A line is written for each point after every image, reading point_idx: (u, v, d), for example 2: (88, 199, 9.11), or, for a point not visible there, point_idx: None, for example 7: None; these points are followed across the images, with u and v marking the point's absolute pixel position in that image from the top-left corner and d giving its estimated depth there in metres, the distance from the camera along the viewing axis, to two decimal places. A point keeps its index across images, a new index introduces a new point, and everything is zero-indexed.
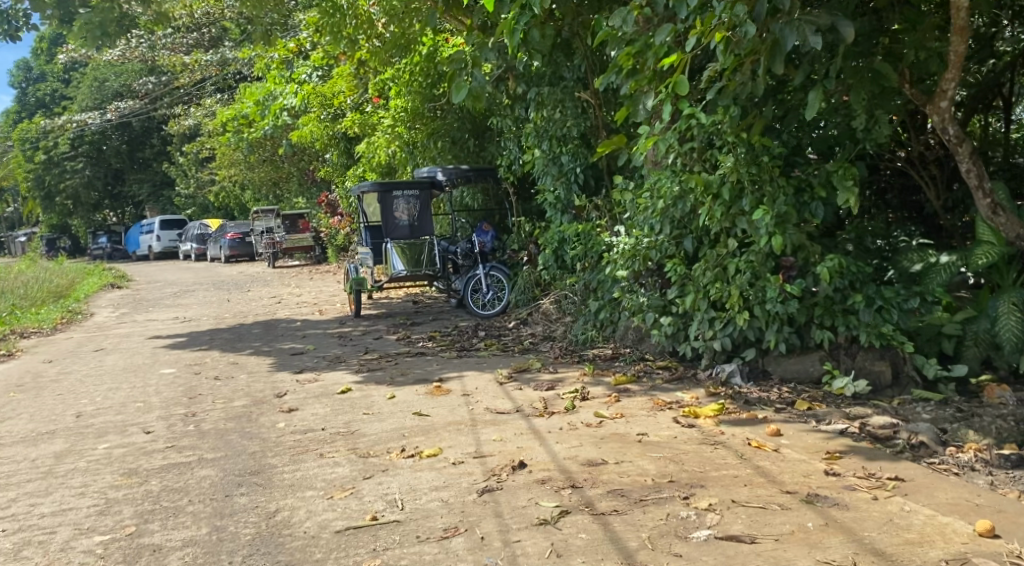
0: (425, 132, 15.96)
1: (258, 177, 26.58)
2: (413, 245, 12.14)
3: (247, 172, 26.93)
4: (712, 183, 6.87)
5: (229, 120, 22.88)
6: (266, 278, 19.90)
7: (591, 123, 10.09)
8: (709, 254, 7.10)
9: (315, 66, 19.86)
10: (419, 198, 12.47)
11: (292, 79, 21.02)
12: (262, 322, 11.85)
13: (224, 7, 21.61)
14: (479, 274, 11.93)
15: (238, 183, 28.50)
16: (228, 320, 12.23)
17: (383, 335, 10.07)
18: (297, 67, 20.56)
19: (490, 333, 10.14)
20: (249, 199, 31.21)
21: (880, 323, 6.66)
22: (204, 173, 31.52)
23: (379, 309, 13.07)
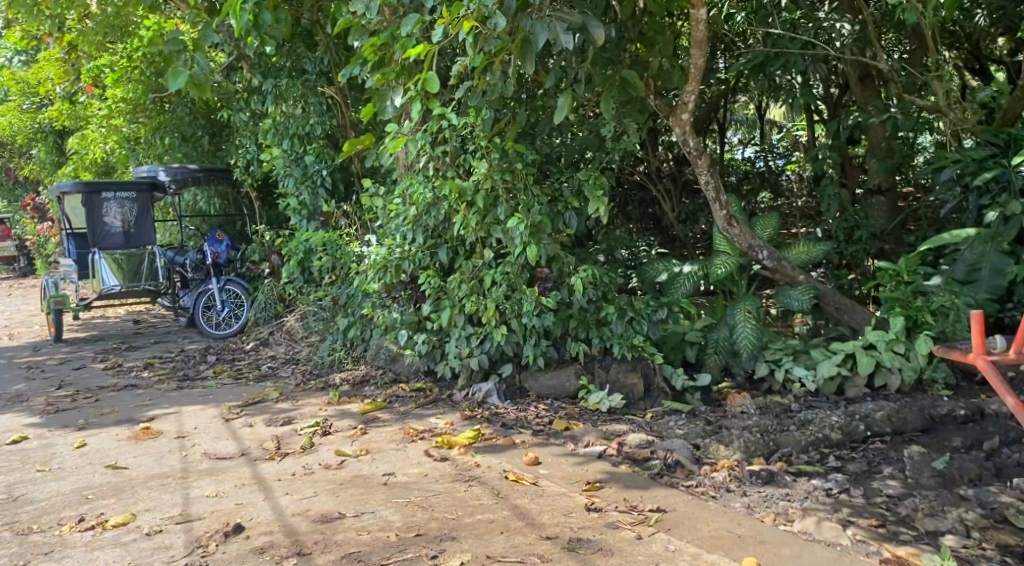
0: (153, 125, 14.53)
1: None
2: (125, 257, 10.72)
3: None
4: (468, 189, 6.32)
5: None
6: None
7: (335, 121, 9.28)
8: (465, 266, 6.56)
9: (17, 50, 17.59)
10: (136, 201, 11.01)
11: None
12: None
13: None
14: (212, 289, 10.76)
15: None
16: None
17: (85, 366, 8.87)
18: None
19: (222, 357, 9.01)
20: None
21: (631, 335, 6.32)
22: None
23: (90, 333, 11.64)
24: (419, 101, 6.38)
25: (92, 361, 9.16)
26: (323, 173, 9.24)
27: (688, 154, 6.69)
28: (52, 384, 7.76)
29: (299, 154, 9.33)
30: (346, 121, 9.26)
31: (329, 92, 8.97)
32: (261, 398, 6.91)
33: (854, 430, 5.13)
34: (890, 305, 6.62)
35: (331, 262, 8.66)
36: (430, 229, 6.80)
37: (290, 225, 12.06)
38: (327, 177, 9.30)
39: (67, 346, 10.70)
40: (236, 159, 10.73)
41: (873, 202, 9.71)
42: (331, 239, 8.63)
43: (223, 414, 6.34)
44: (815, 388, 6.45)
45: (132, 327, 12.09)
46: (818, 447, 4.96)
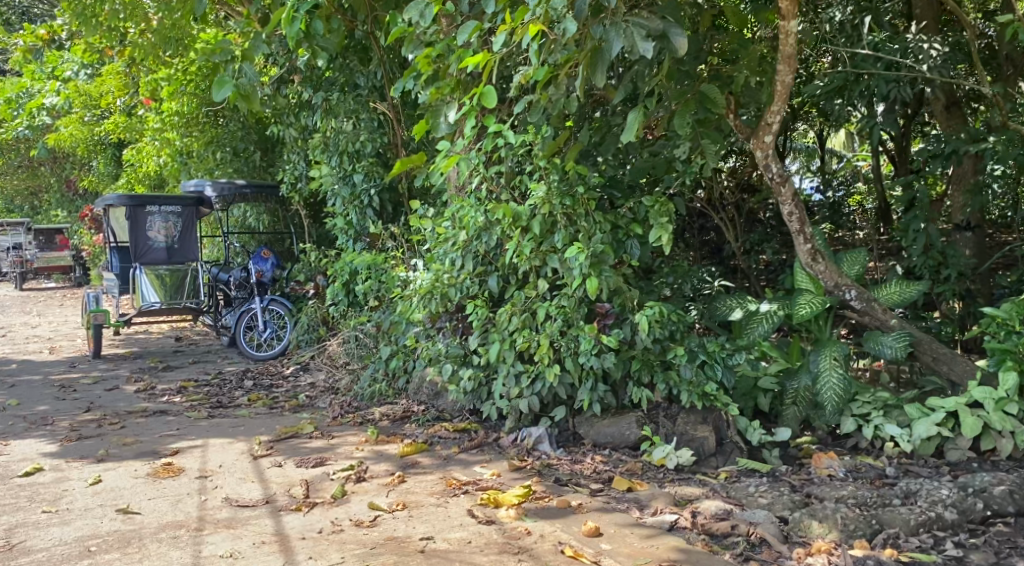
0: (206, 140, 14.32)
1: None
2: (167, 274, 10.42)
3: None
4: (523, 214, 5.73)
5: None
6: (6, 304, 17.36)
7: (386, 138, 8.82)
8: (516, 297, 5.97)
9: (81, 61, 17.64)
10: (181, 215, 10.73)
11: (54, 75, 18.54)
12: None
13: None
14: (255, 310, 10.34)
15: None
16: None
17: (118, 389, 8.47)
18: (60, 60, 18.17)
19: (259, 382, 8.55)
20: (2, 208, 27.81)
21: (701, 381, 5.62)
22: None
23: (129, 352, 11.30)
24: (474, 116, 5.84)
25: (125, 384, 8.79)
26: (372, 193, 8.75)
27: (770, 181, 6.04)
28: (78, 410, 7.37)
29: (348, 172, 8.87)
30: (398, 138, 8.79)
31: (381, 107, 8.51)
32: (294, 433, 6.37)
33: (971, 508, 4.57)
34: (1000, 358, 5.87)
35: (376, 286, 8.16)
36: (479, 254, 6.23)
37: (336, 246, 11.60)
38: (375, 197, 8.80)
39: (103, 365, 10.38)
40: (283, 175, 10.30)
41: (960, 238, 8.93)
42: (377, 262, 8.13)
43: (249, 453, 5.85)
44: (911, 449, 5.76)
45: (172, 346, 11.75)
46: (929, 529, 4.36)
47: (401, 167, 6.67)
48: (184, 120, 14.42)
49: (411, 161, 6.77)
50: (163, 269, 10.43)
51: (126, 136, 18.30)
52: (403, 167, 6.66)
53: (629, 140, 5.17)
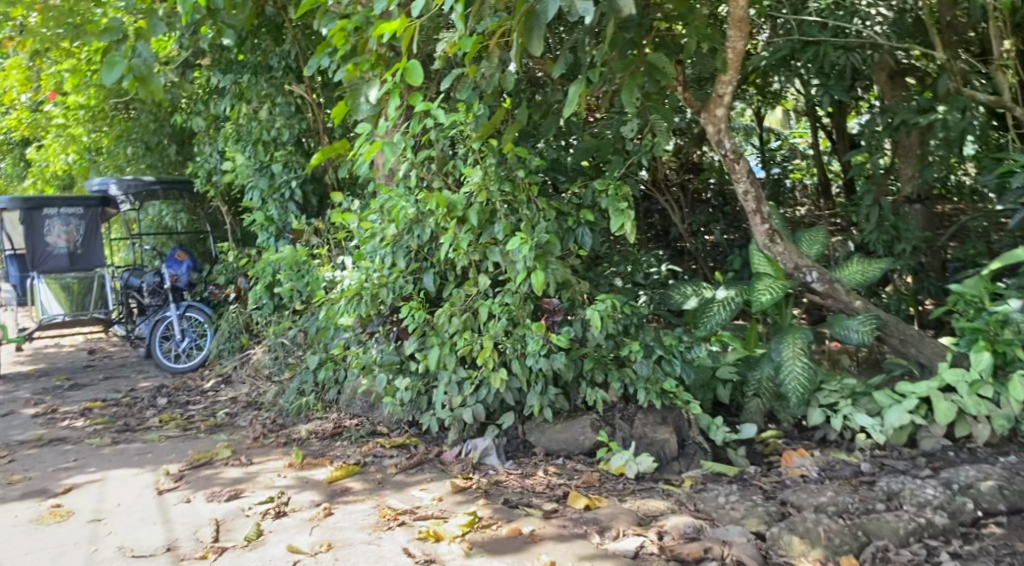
0: (116, 135, 13.35)
1: None
2: (70, 280, 9.78)
3: None
4: (461, 203, 5.13)
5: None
6: None
7: (305, 124, 8.08)
8: (455, 295, 5.38)
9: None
10: (83, 217, 9.90)
11: None
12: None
13: None
14: (171, 318, 9.57)
15: None
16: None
17: (17, 417, 7.70)
18: None
19: (175, 399, 7.82)
20: None
21: (659, 378, 5.09)
22: None
23: (37, 370, 10.45)
24: (397, 94, 5.23)
25: (24, 411, 8.01)
26: (292, 185, 8.02)
27: (723, 158, 5.52)
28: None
29: (266, 164, 8.13)
30: (317, 124, 8.08)
31: (296, 90, 7.80)
32: (208, 459, 5.74)
33: (961, 510, 4.13)
34: (971, 338, 5.43)
35: (298, 288, 7.45)
36: (412, 249, 5.61)
37: (258, 245, 10.72)
38: (297, 189, 8.07)
39: (5, 388, 9.53)
40: (194, 170, 9.56)
41: (908, 211, 8.52)
42: (297, 261, 7.44)
43: (155, 489, 5.20)
44: (884, 440, 5.28)
45: (83, 362, 10.89)
46: (920, 538, 3.91)
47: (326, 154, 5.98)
48: (92, 115, 13.57)
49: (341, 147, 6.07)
50: (69, 276, 9.81)
51: (33, 136, 17.17)
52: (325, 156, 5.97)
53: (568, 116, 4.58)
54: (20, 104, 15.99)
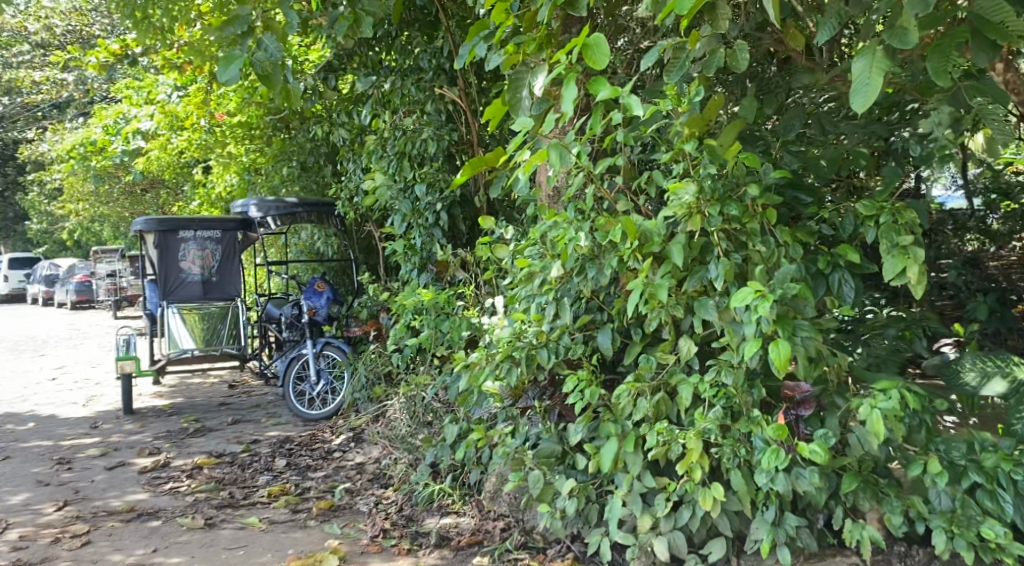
0: (272, 154, 12.55)
1: (113, 213, 22.98)
2: (208, 311, 9.16)
3: (99, 207, 23.29)
4: (660, 234, 3.47)
5: (71, 148, 19.19)
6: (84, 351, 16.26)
7: (457, 135, 6.60)
8: (645, 367, 3.70)
9: (166, 82, 16.44)
10: (219, 241, 9.50)
11: (149, 100, 17.49)
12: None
13: (66, 14, 18.21)
14: (307, 356, 8.52)
15: (93, 219, 24.79)
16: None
17: (126, 477, 6.68)
18: (150, 82, 17.06)
19: (295, 462, 6.58)
20: (109, 239, 27.45)
21: (971, 518, 3.23)
22: (57, 208, 27.63)
23: (173, 410, 9.62)
24: (573, 81, 3.55)
25: (135, 466, 7.02)
26: (438, 209, 6.53)
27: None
28: (46, 520, 5.61)
29: (409, 184, 6.75)
30: (472, 134, 6.62)
31: (446, 94, 6.38)
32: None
33: None
34: None
35: (437, 336, 5.98)
36: (582, 296, 4.01)
37: (404, 275, 9.44)
38: (444, 213, 6.60)
39: (132, 430, 8.71)
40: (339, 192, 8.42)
41: None
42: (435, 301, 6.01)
43: None
44: None
45: (218, 401, 10.01)
46: None
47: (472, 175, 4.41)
48: (251, 133, 12.88)
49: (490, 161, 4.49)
50: (210, 307, 9.20)
51: (205, 158, 16.90)
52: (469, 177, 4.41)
53: (863, 110, 2.94)
54: (190, 124, 15.66)
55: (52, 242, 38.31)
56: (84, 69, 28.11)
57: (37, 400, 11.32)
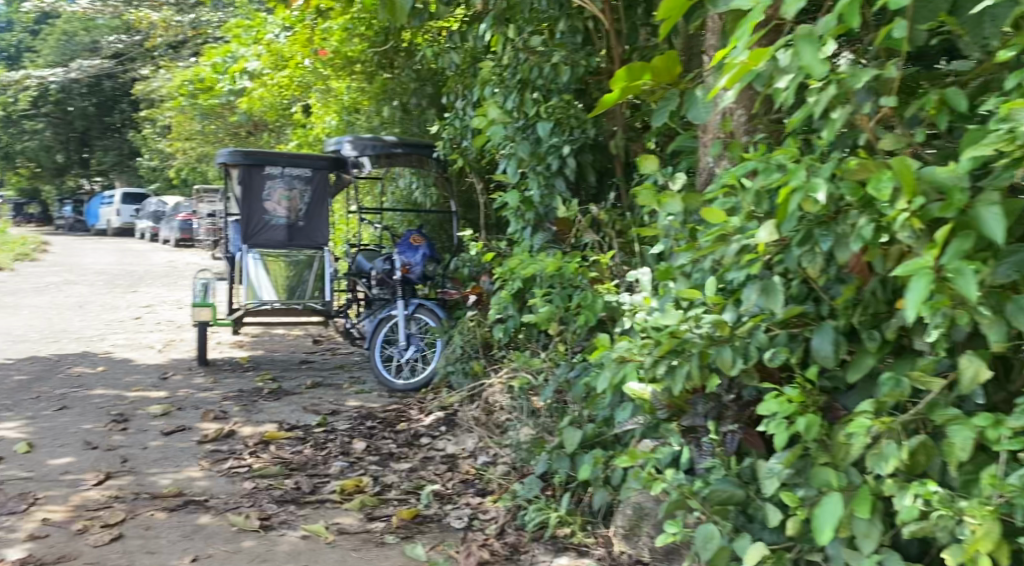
0: (374, 94, 11.48)
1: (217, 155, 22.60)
2: (295, 258, 8.41)
3: (204, 148, 22.96)
4: (963, 187, 2.25)
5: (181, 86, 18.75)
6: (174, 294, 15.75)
7: (596, 61, 5.30)
8: (901, 389, 2.52)
9: (275, 20, 15.65)
10: (309, 181, 8.53)
11: (256, 39, 16.75)
12: (37, 395, 7.49)
13: None
14: (398, 319, 7.63)
15: (197, 160, 24.53)
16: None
17: (183, 447, 5.75)
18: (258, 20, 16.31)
19: (376, 447, 5.55)
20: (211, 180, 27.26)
21: None
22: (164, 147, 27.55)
23: (251, 365, 8.82)
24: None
25: (196, 433, 6.11)
26: (565, 152, 5.27)
27: None
28: (82, 498, 4.70)
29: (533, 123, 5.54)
30: (615, 62, 5.32)
31: (586, 6, 5.09)
32: None
33: None
34: None
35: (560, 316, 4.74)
36: (794, 276, 2.79)
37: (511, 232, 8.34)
38: (571, 158, 5.33)
39: (203, 385, 7.87)
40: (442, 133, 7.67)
41: None
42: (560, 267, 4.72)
43: None
44: None
45: (299, 360, 9.13)
46: None
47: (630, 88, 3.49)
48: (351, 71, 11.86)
49: (657, 69, 3.55)
50: (298, 255, 8.43)
51: (308, 100, 16.05)
52: (623, 90, 3.48)
53: None
54: (293, 62, 14.79)
55: (160, 180, 38.69)
56: (198, 9, 27.76)
57: (114, 340, 10.68)
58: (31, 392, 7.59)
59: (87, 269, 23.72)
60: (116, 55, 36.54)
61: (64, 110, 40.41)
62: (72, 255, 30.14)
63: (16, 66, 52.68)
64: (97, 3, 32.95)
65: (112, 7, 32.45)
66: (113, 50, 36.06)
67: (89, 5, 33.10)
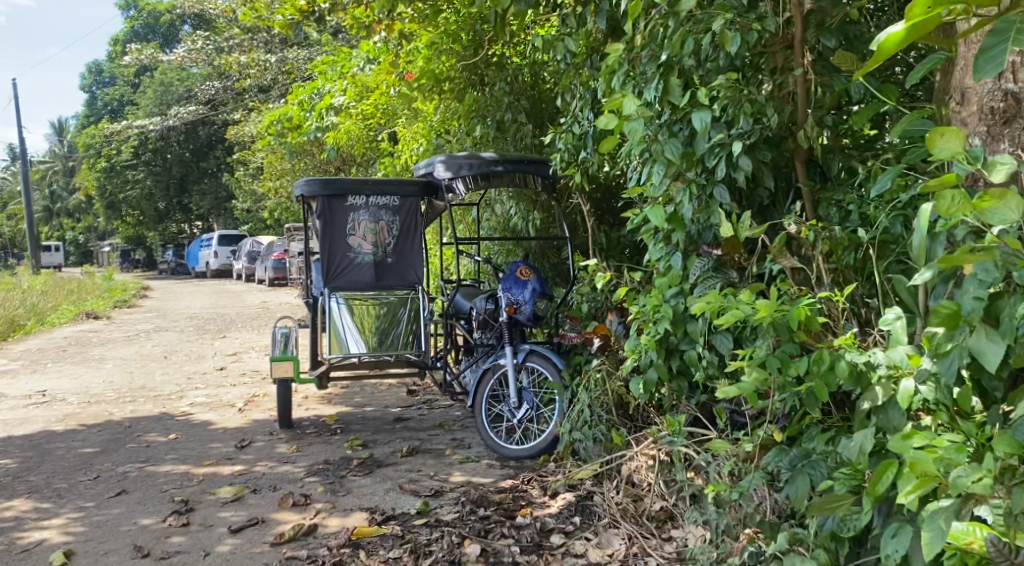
0: (466, 115, 10.30)
1: None
2: (384, 302, 7.19)
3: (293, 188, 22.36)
4: None
5: (269, 126, 18.12)
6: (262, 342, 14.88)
7: (773, 24, 4.02)
8: None
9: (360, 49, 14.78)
10: (398, 210, 7.34)
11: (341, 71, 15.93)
12: (98, 472, 6.45)
13: None
14: (508, 371, 6.32)
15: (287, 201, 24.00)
16: (56, 459, 6.89)
17: (252, 551, 4.58)
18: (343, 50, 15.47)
19: (494, 552, 4.27)
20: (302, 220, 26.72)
21: None
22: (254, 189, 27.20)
23: (339, 426, 7.68)
24: None
25: (271, 528, 4.94)
26: (736, 150, 4.02)
27: None
28: None
29: (687, 116, 4.35)
30: (798, 23, 3.99)
31: None
32: None
33: None
34: None
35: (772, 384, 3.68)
36: None
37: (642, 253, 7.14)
38: (744, 157, 4.09)
39: (284, 454, 6.76)
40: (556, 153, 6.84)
41: None
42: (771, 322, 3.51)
43: None
44: None
45: (393, 416, 7.97)
46: None
47: (922, 30, 2.40)
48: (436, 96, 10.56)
49: None
50: (388, 297, 7.22)
51: (397, 132, 15.04)
52: (923, 27, 2.38)
53: None
54: (380, 92, 13.79)
55: (254, 221, 38.63)
56: (286, 50, 27.46)
57: (192, 397, 9.71)
58: (92, 468, 6.56)
59: (181, 313, 23.26)
60: (211, 102, 36.76)
61: (163, 158, 40.93)
62: (168, 300, 30.08)
63: (120, 119, 54.06)
64: (190, 52, 33.09)
65: (205, 54, 32.55)
66: (207, 96, 36.24)
67: (184, 54, 33.29)
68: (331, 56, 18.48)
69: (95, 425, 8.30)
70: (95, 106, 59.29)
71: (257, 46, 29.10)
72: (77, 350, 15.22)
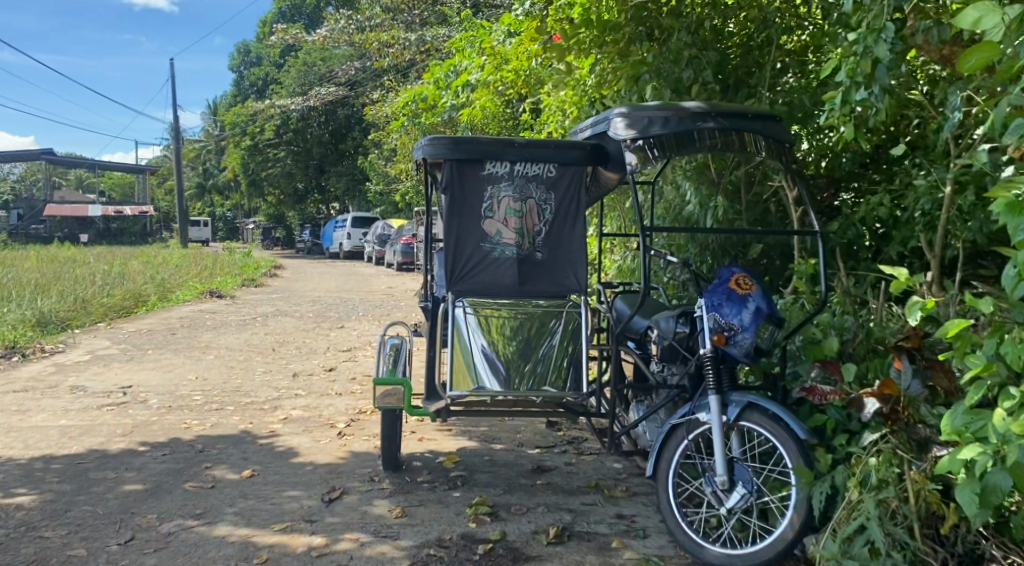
0: (625, 79, 7.81)
1: None
2: (524, 313, 5.14)
3: None
4: None
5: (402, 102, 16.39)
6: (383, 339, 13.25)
7: None
8: None
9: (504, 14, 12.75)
10: (553, 186, 5.27)
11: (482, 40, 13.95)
12: (134, 532, 4.73)
13: None
14: (716, 435, 4.33)
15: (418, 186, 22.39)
16: (90, 503, 5.22)
17: None
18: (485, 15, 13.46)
19: None
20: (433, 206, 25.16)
21: None
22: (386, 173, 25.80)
23: (461, 474, 5.80)
24: None
25: None
26: None
27: None
28: None
29: None
30: None
31: None
32: None
33: None
34: None
35: None
36: None
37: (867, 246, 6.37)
38: None
39: (384, 522, 4.91)
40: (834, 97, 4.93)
41: None
42: None
43: None
44: None
45: (532, 465, 6.04)
46: None
47: None
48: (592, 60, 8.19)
49: None
50: (527, 308, 5.15)
51: (541, 111, 12.94)
52: None
53: None
54: (523, 61, 11.66)
55: (385, 204, 37.54)
56: (426, 27, 25.79)
57: (286, 407, 8.02)
58: (129, 524, 4.85)
59: (304, 296, 22.08)
60: (350, 83, 35.63)
61: (302, 137, 40.24)
62: (296, 280, 29.26)
63: (265, 98, 54.21)
64: (331, 31, 31.95)
65: (349, 34, 31.21)
66: (347, 76, 35.21)
67: (326, 34, 32.03)
68: (471, 29, 16.51)
69: (161, 444, 6.66)
70: (242, 84, 59.79)
71: (397, 23, 27.58)
72: (185, 333, 13.96)
